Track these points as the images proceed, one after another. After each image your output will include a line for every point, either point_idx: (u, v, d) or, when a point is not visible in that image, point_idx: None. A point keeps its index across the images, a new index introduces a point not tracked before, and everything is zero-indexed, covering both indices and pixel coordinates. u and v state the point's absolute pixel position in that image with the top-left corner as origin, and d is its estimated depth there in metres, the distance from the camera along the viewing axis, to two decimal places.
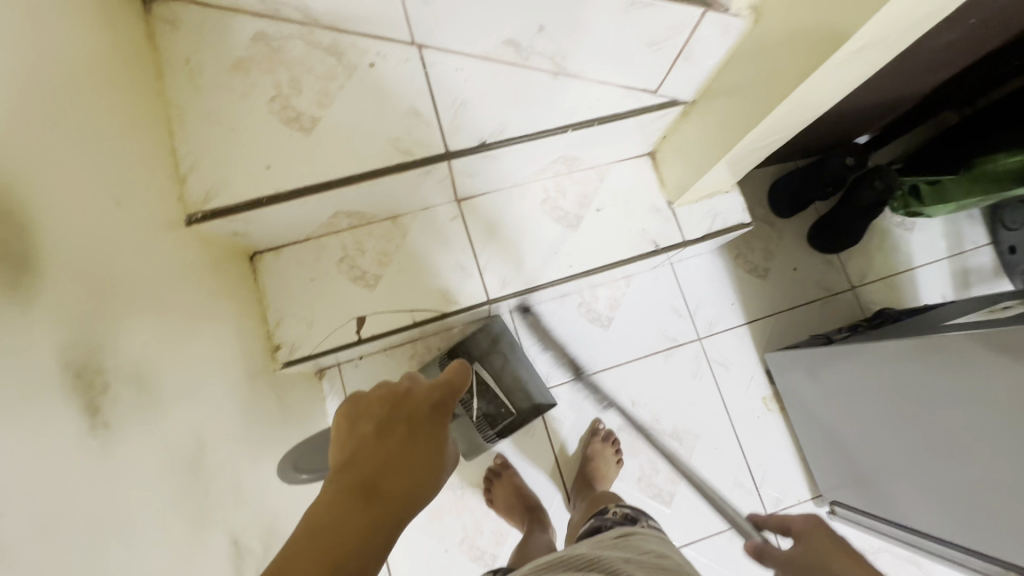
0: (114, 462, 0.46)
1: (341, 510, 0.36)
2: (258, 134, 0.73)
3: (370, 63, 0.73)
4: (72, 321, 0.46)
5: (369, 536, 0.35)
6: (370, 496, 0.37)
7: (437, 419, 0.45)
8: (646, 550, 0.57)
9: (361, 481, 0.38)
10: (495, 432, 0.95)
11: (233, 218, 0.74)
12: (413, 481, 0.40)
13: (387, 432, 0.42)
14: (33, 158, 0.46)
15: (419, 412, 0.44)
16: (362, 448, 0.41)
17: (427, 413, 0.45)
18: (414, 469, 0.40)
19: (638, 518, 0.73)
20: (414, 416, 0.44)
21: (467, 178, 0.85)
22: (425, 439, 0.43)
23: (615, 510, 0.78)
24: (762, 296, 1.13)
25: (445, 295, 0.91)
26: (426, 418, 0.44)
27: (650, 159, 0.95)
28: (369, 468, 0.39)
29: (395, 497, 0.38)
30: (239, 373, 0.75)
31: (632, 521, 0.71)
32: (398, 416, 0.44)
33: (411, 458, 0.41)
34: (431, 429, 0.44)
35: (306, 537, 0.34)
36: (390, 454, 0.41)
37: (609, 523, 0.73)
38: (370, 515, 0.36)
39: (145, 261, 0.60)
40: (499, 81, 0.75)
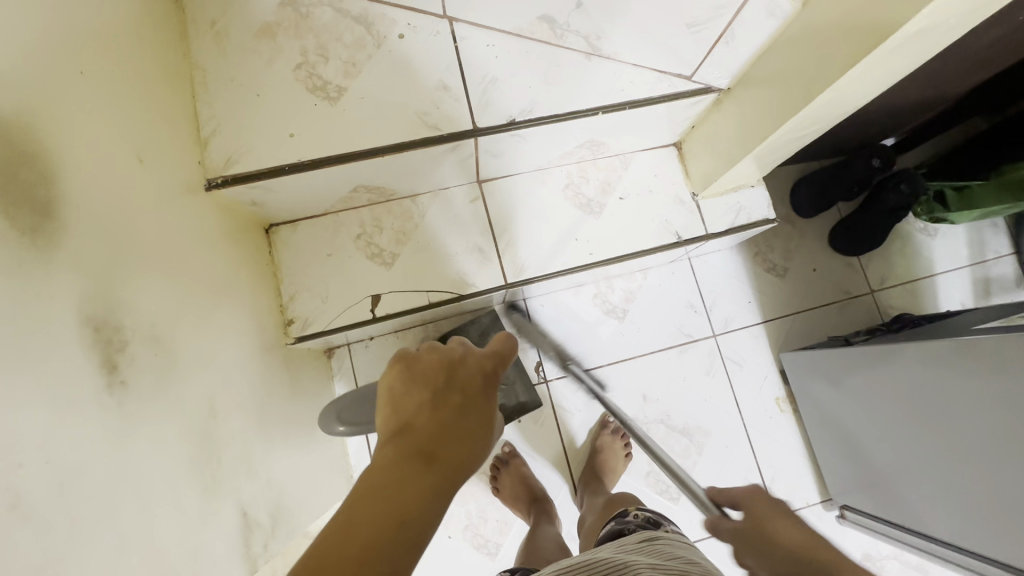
0: (129, 422, 0.45)
1: (403, 470, 0.35)
2: (283, 101, 0.72)
3: (400, 34, 0.71)
4: (92, 275, 0.45)
5: (433, 497, 0.35)
6: (430, 457, 0.37)
7: (491, 386, 0.43)
8: (671, 556, 0.55)
9: (420, 442, 0.38)
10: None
11: (253, 186, 0.73)
12: (470, 446, 0.39)
13: (443, 396, 0.41)
14: (58, 106, 0.45)
15: (474, 379, 0.43)
16: (418, 410, 0.40)
17: (480, 380, 0.43)
18: (471, 434, 0.40)
19: (662, 524, 0.72)
20: (468, 382, 0.43)
21: (491, 158, 0.83)
22: (480, 406, 0.42)
23: (634, 514, 0.76)
24: (780, 295, 1.12)
25: (462, 277, 0.89)
26: (480, 386, 0.43)
27: (676, 150, 0.94)
28: (427, 430, 0.38)
29: (454, 460, 0.37)
30: (252, 345, 0.73)
31: (654, 527, 0.70)
32: (452, 381, 0.42)
33: (467, 423, 0.40)
34: (484, 398, 0.42)
35: (369, 496, 0.34)
36: (447, 419, 0.40)
37: (632, 526, 0.71)
38: (432, 477, 0.36)
39: (165, 223, 0.58)
40: (530, 59, 0.73)
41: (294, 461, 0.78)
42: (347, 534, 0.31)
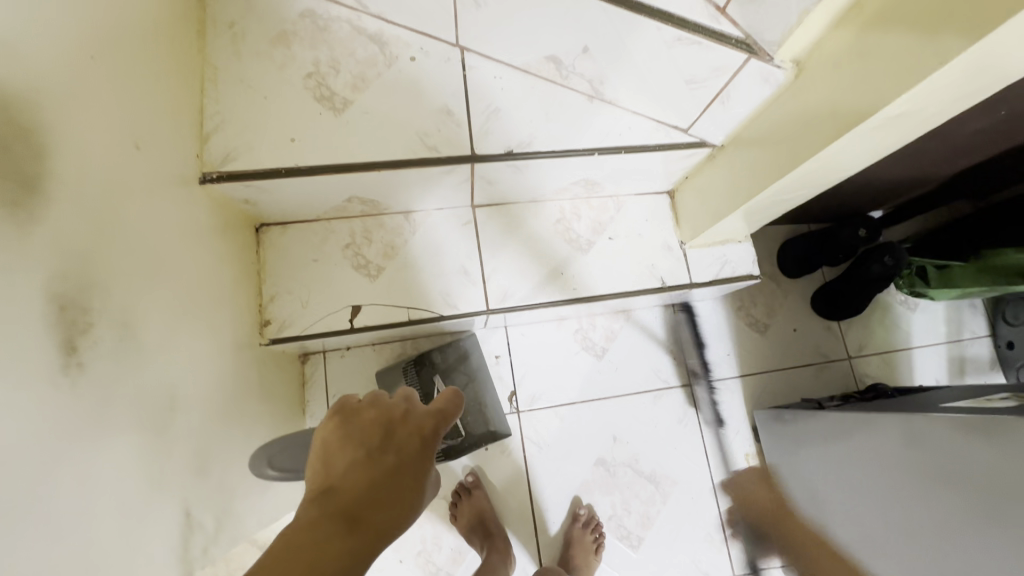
0: (81, 403, 0.44)
1: (319, 536, 0.33)
2: (289, 106, 0.73)
3: (411, 57, 0.74)
4: (67, 253, 0.45)
5: (346, 568, 0.32)
6: (350, 523, 0.35)
7: (430, 448, 0.42)
8: None
9: (344, 506, 0.36)
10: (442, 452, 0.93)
11: (248, 184, 0.73)
12: (395, 513, 0.37)
13: (376, 455, 0.39)
14: (61, 85, 0.45)
15: (412, 438, 0.41)
16: (347, 469, 0.38)
17: (419, 440, 0.42)
18: (398, 500, 0.38)
19: None
20: (406, 443, 0.41)
21: (487, 185, 0.85)
22: (415, 469, 0.40)
23: None
24: (759, 352, 1.12)
25: (445, 297, 0.89)
26: (418, 447, 0.41)
27: (669, 198, 0.96)
28: (353, 491, 0.37)
29: (375, 528, 0.35)
30: (225, 341, 0.73)
31: None
32: (388, 442, 0.40)
33: (397, 489, 0.38)
34: (419, 462, 0.40)
35: (278, 561, 0.31)
36: (376, 483, 0.38)
37: None
38: (348, 547, 0.33)
39: (152, 210, 0.59)
40: (535, 95, 0.75)
41: (251, 465, 0.77)
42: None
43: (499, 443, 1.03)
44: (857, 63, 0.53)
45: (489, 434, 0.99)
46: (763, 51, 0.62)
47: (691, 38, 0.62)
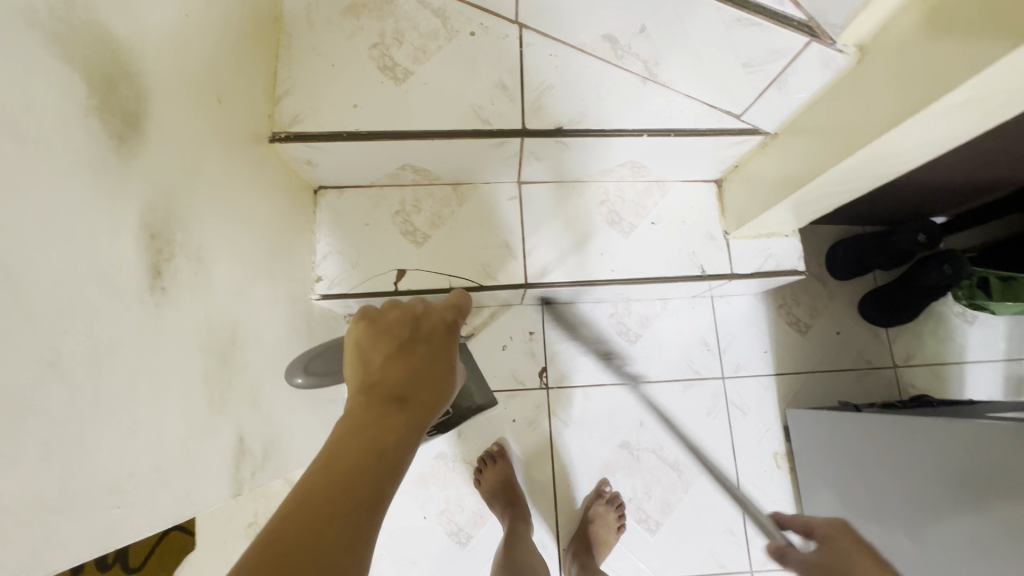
0: (162, 322, 0.50)
1: (375, 415, 0.39)
2: (354, 74, 0.77)
3: (472, 32, 0.78)
4: (158, 188, 0.50)
5: (405, 434, 0.39)
6: (400, 401, 0.40)
7: (452, 336, 0.47)
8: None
9: (390, 389, 0.41)
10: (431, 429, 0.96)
11: (312, 146, 0.78)
12: (437, 389, 0.43)
13: (409, 349, 0.45)
14: (161, 37, 0.51)
15: (437, 329, 0.47)
16: (385, 362, 0.43)
17: (442, 330, 0.47)
18: (437, 380, 0.43)
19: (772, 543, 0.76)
20: (431, 333, 0.46)
21: (535, 161, 0.86)
22: (445, 352, 0.46)
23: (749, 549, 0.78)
24: (798, 351, 1.10)
25: (486, 268, 0.92)
26: (442, 336, 0.46)
27: (716, 187, 0.96)
28: (394, 377, 0.42)
29: (422, 403, 0.41)
30: (281, 290, 0.78)
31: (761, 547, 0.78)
32: (417, 333, 0.46)
33: (434, 369, 0.44)
34: (448, 344, 0.46)
35: (346, 439, 0.37)
36: (415, 366, 0.43)
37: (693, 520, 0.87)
38: (404, 419, 0.40)
39: (228, 160, 0.64)
40: (588, 73, 0.77)
41: (296, 408, 0.82)
42: (330, 471, 0.35)
43: (527, 417, 1.05)
44: (924, 46, 0.51)
45: (473, 406, 0.97)
46: (825, 34, 0.60)
47: (751, 18, 0.61)
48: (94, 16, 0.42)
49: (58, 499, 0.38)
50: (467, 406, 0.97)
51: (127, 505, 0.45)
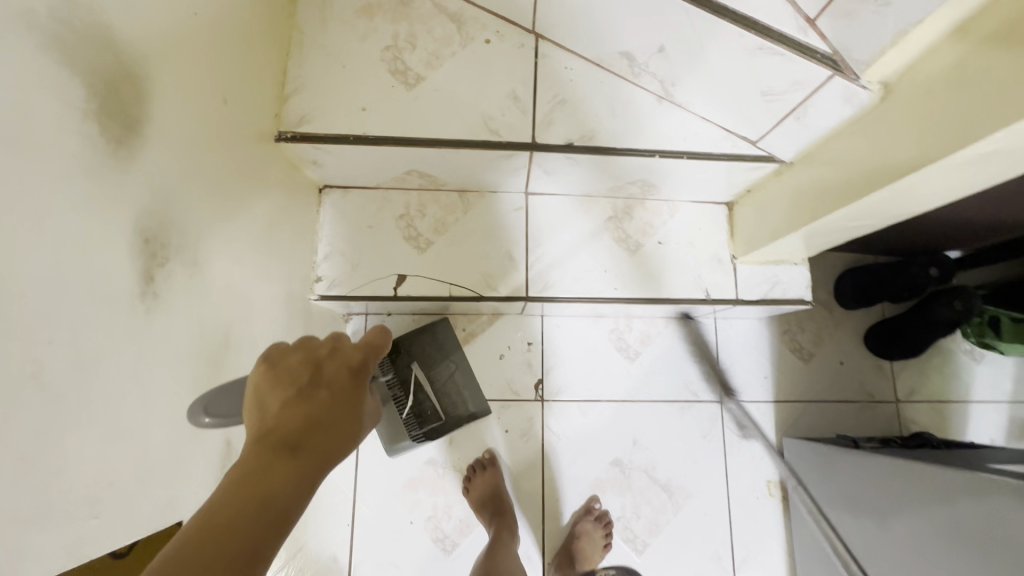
0: (152, 329, 0.49)
1: (263, 466, 0.37)
2: (364, 76, 0.76)
3: (487, 40, 0.77)
4: (155, 192, 0.49)
5: (295, 485, 0.37)
6: (291, 449, 0.38)
7: (360, 378, 0.45)
8: None
9: (284, 437, 0.39)
10: (422, 433, 0.97)
11: (319, 147, 0.77)
12: (337, 437, 0.41)
13: (309, 392, 0.42)
14: (168, 37, 0.50)
15: (342, 371, 0.44)
16: (283, 407, 0.41)
17: (348, 373, 0.44)
18: (338, 426, 0.41)
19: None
20: (336, 376, 0.44)
21: (544, 175, 0.85)
22: (350, 396, 0.43)
23: None
24: (799, 380, 1.08)
25: (487, 278, 0.91)
26: (348, 378, 0.44)
27: (727, 210, 0.94)
28: (289, 424, 0.40)
29: (318, 450, 0.39)
30: (279, 289, 0.77)
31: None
32: (320, 376, 0.43)
33: (336, 415, 0.42)
34: (353, 388, 0.44)
35: (227, 492, 0.35)
36: (315, 411, 0.41)
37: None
38: (294, 470, 0.37)
39: (231, 160, 0.63)
40: (602, 90, 0.76)
41: None
42: (202, 528, 0.32)
43: (520, 428, 1.04)
44: (952, 91, 0.49)
45: (468, 414, 1.00)
46: (849, 68, 0.58)
47: (774, 48, 0.59)
48: (98, 19, 0.41)
49: (33, 512, 0.37)
50: (461, 415, 1.00)
51: (104, 515, 0.44)
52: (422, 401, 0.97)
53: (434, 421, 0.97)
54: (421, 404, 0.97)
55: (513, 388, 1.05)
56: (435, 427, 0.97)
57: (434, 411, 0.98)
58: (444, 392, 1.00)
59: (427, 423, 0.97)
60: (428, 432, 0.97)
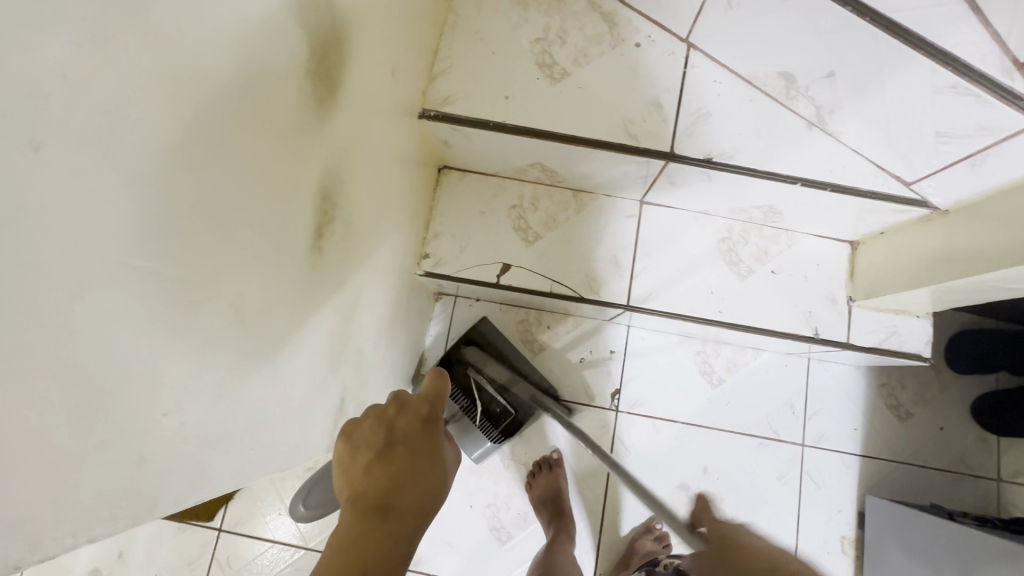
0: (313, 281, 0.52)
1: (363, 530, 0.39)
2: (511, 65, 0.77)
3: (637, 43, 0.75)
4: (335, 153, 0.52)
5: (394, 544, 0.39)
6: (387, 510, 0.41)
7: (431, 431, 0.48)
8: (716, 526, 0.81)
9: (376, 500, 0.42)
10: (500, 433, 0.96)
11: (458, 128, 0.78)
12: (423, 492, 0.44)
13: (390, 452, 0.45)
14: (367, 7, 0.52)
15: (414, 429, 0.48)
16: (367, 472, 0.44)
17: (419, 428, 0.48)
18: (421, 480, 0.44)
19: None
20: (409, 433, 0.47)
21: (668, 186, 0.84)
22: (425, 450, 0.47)
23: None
24: (891, 438, 1.02)
25: (589, 281, 0.91)
26: (420, 433, 0.47)
27: (850, 249, 0.89)
28: (379, 486, 0.43)
29: (407, 509, 0.42)
30: (397, 260, 0.80)
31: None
32: (396, 435, 0.46)
33: (417, 470, 0.45)
34: (426, 443, 0.47)
35: (335, 554, 0.38)
36: (397, 471, 0.44)
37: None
38: (396, 527, 0.41)
39: (385, 131, 0.66)
40: (749, 109, 0.73)
41: (386, 373, 0.84)
42: None
43: (590, 434, 1.04)
44: None
45: (537, 397, 0.99)
46: None
47: (970, 87, 0.55)
48: None
49: (216, 435, 0.40)
50: (529, 404, 0.97)
51: (255, 446, 0.47)
52: (488, 400, 0.97)
53: (507, 417, 0.97)
54: (488, 404, 0.96)
55: (590, 394, 1.05)
56: (510, 421, 0.97)
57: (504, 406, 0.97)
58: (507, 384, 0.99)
59: (501, 421, 0.97)
60: (506, 429, 0.97)
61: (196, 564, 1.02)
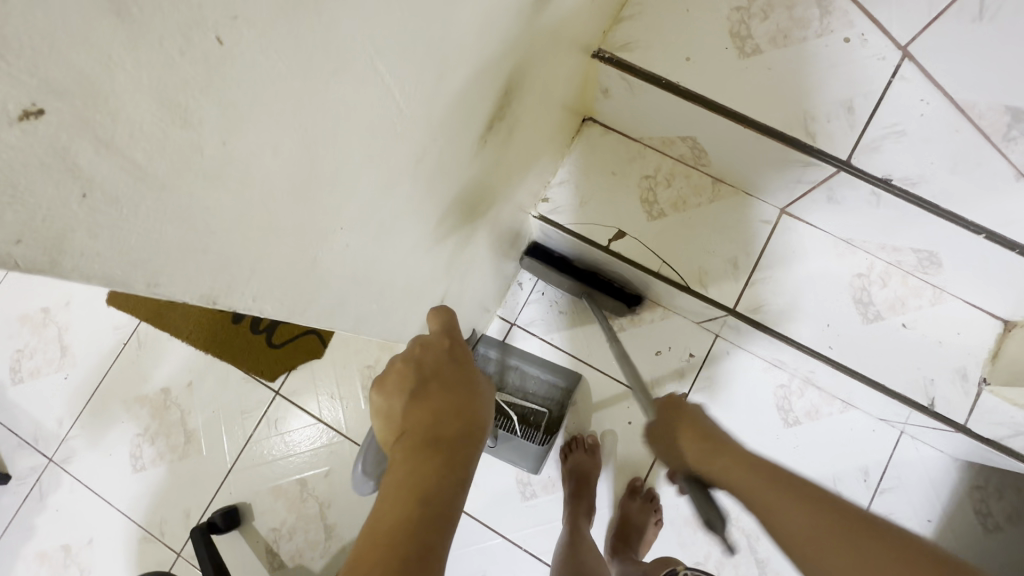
0: (469, 172, 0.52)
1: (417, 454, 0.39)
2: (702, 28, 0.73)
3: (846, 38, 0.68)
4: (527, 54, 0.51)
5: (446, 471, 0.39)
6: (434, 441, 0.41)
7: (458, 365, 0.48)
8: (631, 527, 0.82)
9: (423, 431, 0.41)
10: (545, 435, 0.99)
11: (626, 79, 0.75)
12: (464, 421, 0.43)
13: (423, 390, 0.44)
14: None
15: (442, 360, 0.48)
16: (410, 408, 0.43)
17: (444, 363, 0.47)
18: (462, 410, 0.44)
19: None
20: (438, 365, 0.47)
21: (822, 201, 0.78)
22: (456, 382, 0.46)
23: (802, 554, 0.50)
24: (968, 545, 0.92)
25: (701, 274, 0.87)
26: (448, 369, 0.47)
27: (1002, 329, 0.79)
28: (422, 419, 0.42)
29: (450, 440, 0.41)
30: (524, 191, 0.79)
31: None
32: (424, 375, 0.46)
33: (451, 402, 0.44)
34: (458, 375, 0.47)
35: (405, 472, 0.38)
36: (433, 402, 0.43)
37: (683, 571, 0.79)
38: (442, 453, 0.40)
39: (563, 55, 0.64)
40: (950, 140, 0.66)
41: (476, 298, 0.84)
42: (395, 506, 0.36)
43: (644, 429, 1.01)
44: None
45: (561, 389, 1.02)
46: None
47: None
48: None
49: (357, 276, 0.41)
50: (556, 397, 1.02)
51: (377, 307, 0.49)
52: (521, 411, 1.00)
53: (543, 418, 1.01)
54: (521, 414, 1.00)
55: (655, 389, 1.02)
56: (548, 419, 1.01)
57: (536, 411, 1.01)
58: (531, 390, 1.02)
59: (541, 422, 1.00)
60: (548, 428, 1.00)
61: (248, 415, 1.09)
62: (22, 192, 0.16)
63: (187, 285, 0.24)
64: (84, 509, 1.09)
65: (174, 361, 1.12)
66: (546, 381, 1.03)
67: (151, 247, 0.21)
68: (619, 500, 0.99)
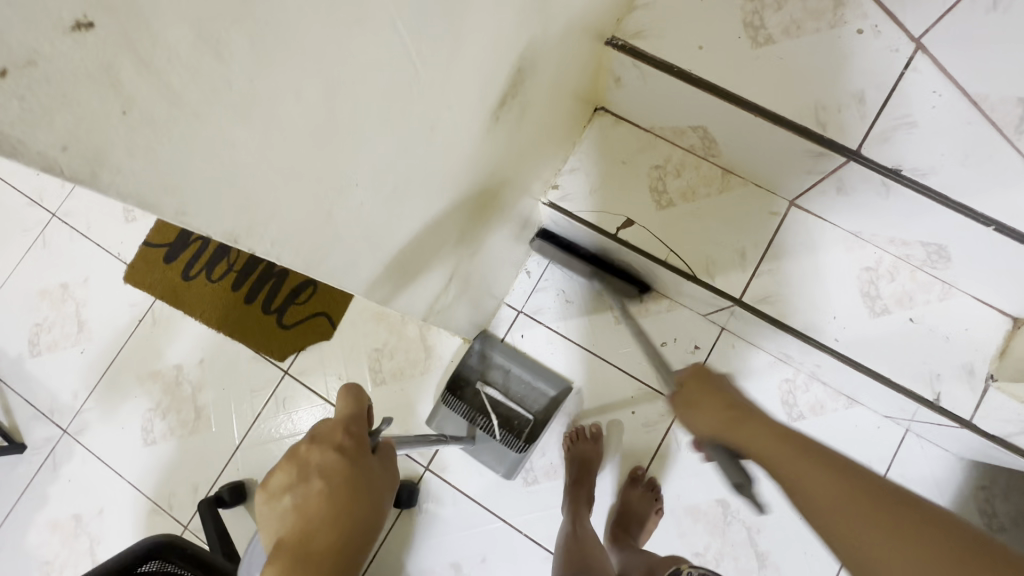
0: (482, 146, 0.53)
1: (285, 574, 0.43)
2: (716, 16, 0.73)
3: (859, 31, 0.67)
4: (541, 32, 0.52)
5: None
6: (308, 556, 0.44)
7: (347, 461, 0.48)
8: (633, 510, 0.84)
9: (300, 544, 0.44)
10: (524, 444, 0.99)
11: (639, 67, 0.76)
12: (344, 530, 0.45)
13: (304, 492, 0.46)
14: None
15: (332, 453, 0.48)
16: (292, 515, 0.45)
17: (331, 459, 0.48)
18: (343, 516, 0.46)
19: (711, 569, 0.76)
20: (327, 462, 0.48)
21: (831, 192, 0.78)
22: (343, 480, 0.47)
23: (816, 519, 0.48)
24: None
25: (707, 264, 0.88)
26: (335, 466, 0.48)
27: (1011, 326, 0.78)
28: (298, 531, 0.45)
29: (323, 553, 0.44)
30: (536, 175, 0.81)
31: None
32: (311, 474, 0.47)
33: (334, 504, 0.46)
34: (347, 472, 0.48)
35: None
36: (313, 510, 0.45)
37: None
38: (309, 573, 0.43)
39: (577, 39, 0.65)
40: (963, 131, 0.66)
41: (485, 279, 0.86)
42: None
43: (647, 418, 1.02)
44: None
45: (549, 400, 1.02)
46: None
47: None
48: None
49: (369, 238, 0.42)
50: (541, 410, 1.02)
51: (388, 273, 0.50)
52: (506, 413, 1.00)
53: (526, 427, 1.00)
54: (506, 417, 1.00)
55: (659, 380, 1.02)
56: (530, 430, 1.00)
57: (521, 417, 1.01)
58: (520, 396, 1.02)
59: (522, 431, 1.00)
60: (529, 438, 1.00)
61: (258, 393, 1.11)
62: (67, 99, 0.17)
63: (211, 217, 0.26)
64: (96, 479, 1.12)
65: (187, 338, 1.14)
66: (537, 389, 1.03)
67: (180, 172, 0.23)
68: (620, 489, 1.00)
